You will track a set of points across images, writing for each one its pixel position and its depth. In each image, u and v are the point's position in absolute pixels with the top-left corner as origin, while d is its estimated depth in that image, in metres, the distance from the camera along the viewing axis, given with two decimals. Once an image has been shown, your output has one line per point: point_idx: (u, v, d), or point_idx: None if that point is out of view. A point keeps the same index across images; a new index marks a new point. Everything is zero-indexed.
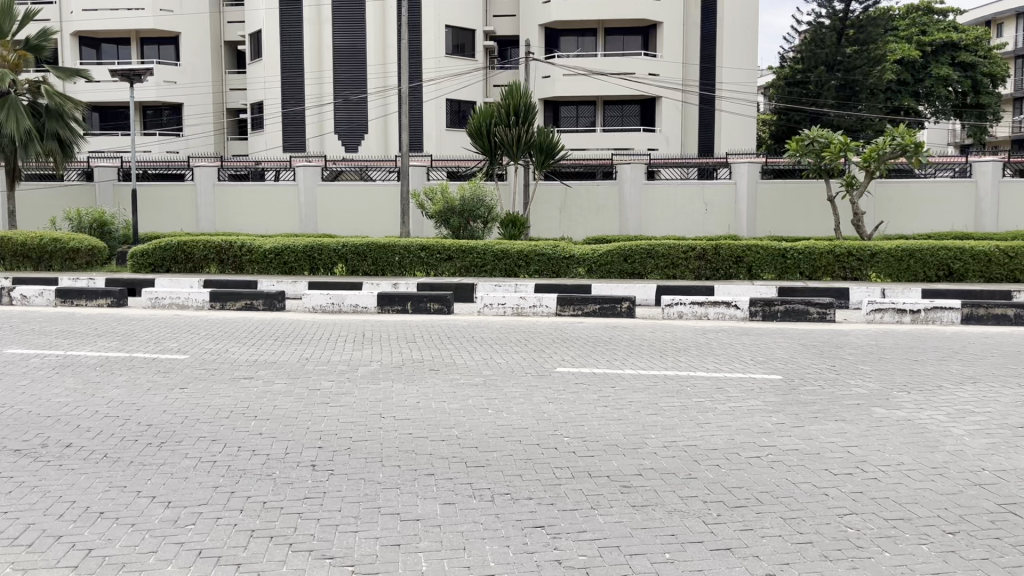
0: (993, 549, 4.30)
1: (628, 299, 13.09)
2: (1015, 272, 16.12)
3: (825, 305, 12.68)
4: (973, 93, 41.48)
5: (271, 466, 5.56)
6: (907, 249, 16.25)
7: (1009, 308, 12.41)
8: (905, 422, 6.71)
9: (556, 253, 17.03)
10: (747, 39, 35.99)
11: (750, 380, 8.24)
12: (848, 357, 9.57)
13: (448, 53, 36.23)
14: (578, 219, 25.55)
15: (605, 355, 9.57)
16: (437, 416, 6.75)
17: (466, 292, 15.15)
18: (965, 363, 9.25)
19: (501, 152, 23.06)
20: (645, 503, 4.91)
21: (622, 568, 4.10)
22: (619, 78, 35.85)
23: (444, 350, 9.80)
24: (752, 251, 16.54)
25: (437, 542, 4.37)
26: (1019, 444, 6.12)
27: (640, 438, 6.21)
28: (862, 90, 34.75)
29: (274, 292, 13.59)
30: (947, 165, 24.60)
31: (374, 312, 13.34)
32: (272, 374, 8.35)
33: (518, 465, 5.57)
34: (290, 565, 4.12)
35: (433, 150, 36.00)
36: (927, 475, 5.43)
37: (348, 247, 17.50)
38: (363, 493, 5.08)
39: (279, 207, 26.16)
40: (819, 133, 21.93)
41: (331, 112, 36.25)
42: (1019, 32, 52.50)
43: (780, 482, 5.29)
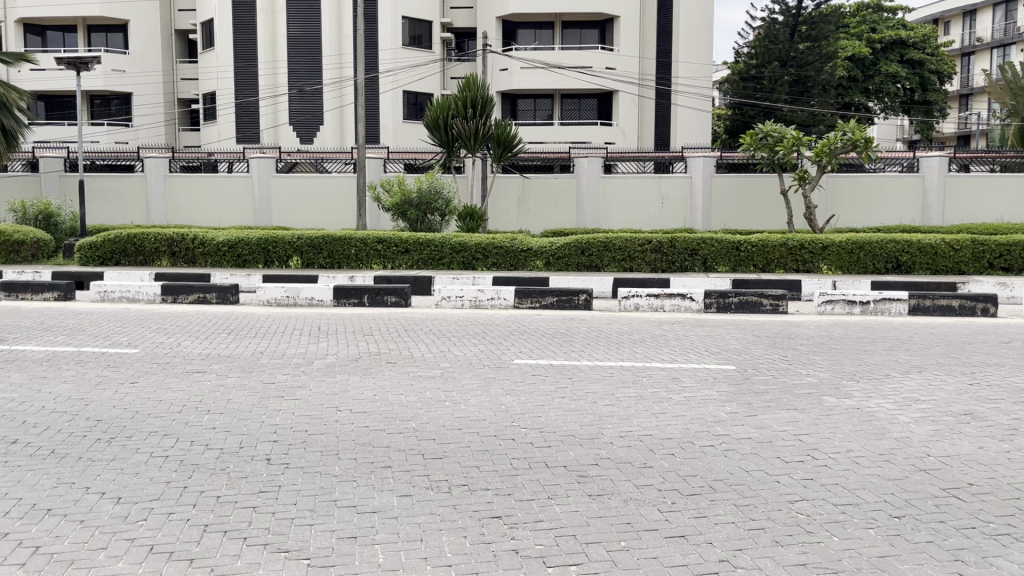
0: (937, 533, 4.43)
1: (585, 292, 13.14)
2: (960, 265, 16.52)
3: (778, 297, 12.92)
4: (921, 90, 42.38)
5: (225, 461, 5.49)
6: (856, 242, 16.59)
7: (954, 299, 12.74)
8: (854, 410, 6.87)
9: (515, 246, 17.02)
10: (703, 34, 36.42)
11: (704, 370, 8.36)
12: (799, 347, 9.77)
13: (405, 45, 36.00)
14: (536, 212, 25.57)
15: (563, 347, 9.60)
16: (394, 409, 6.73)
17: (423, 285, 15.11)
18: (912, 352, 9.46)
19: (458, 145, 22.99)
20: (602, 493, 4.96)
21: (579, 556, 4.13)
22: (576, 71, 35.98)
23: (399, 343, 9.74)
24: (707, 243, 16.77)
25: (393, 535, 4.36)
26: (963, 431, 6.30)
27: (597, 428, 6.26)
28: (814, 85, 35.41)
29: (227, 285, 13.40)
30: (896, 160, 25.21)
31: (330, 305, 13.24)
32: (226, 368, 8.24)
33: (475, 457, 5.58)
34: (245, 559, 4.07)
35: (389, 142, 35.74)
36: (875, 462, 5.57)
37: (303, 239, 17.33)
38: (319, 487, 5.04)
39: (232, 199, 25.79)
40: (772, 127, 22.17)
41: (286, 103, 35.80)
42: (965, 29, 53.82)
43: (733, 470, 5.39)
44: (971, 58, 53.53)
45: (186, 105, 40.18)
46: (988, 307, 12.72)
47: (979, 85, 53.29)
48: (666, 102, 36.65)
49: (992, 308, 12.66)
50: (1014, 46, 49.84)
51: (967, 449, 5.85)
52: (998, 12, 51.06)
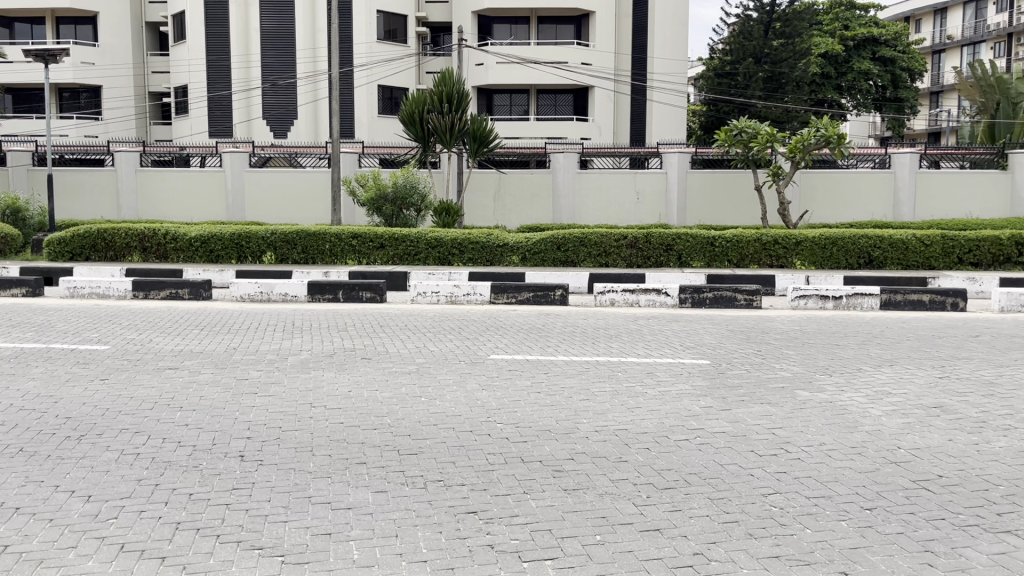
0: (907, 524, 4.48)
1: (561, 287, 13.16)
2: (931, 260, 16.69)
3: (752, 292, 13.01)
4: (892, 87, 42.87)
5: (197, 458, 5.43)
6: (828, 237, 16.77)
7: (925, 293, 12.92)
8: (827, 404, 6.93)
9: (491, 241, 17.00)
10: (678, 30, 36.38)
11: (679, 364, 8.41)
12: (773, 342, 9.85)
13: (380, 39, 35.80)
14: (512, 207, 25.54)
15: (538, 342, 9.59)
16: (370, 405, 6.70)
17: (399, 281, 15.08)
18: (883, 347, 9.57)
19: (434, 139, 22.90)
20: (577, 487, 4.97)
21: (554, 550, 4.14)
22: (551, 66, 35.99)
23: (375, 338, 9.71)
24: (682, 238, 16.85)
25: (369, 531, 4.34)
26: (933, 424, 6.38)
27: (572, 423, 6.27)
28: (788, 82, 35.76)
29: (200, 281, 13.28)
30: (868, 156, 25.46)
31: (304, 302, 13.15)
32: (198, 364, 8.16)
33: (450, 453, 5.56)
34: (217, 557, 4.03)
35: (365, 137, 35.54)
36: (846, 455, 5.63)
37: (277, 235, 17.17)
38: (293, 484, 5.00)
39: (205, 194, 25.52)
40: (746, 123, 22.29)
41: (259, 97, 35.49)
42: (936, 27, 54.51)
43: (707, 463, 5.42)
44: (942, 55, 54.30)
45: (158, 98, 39.72)
46: (958, 301, 12.90)
47: (949, 82, 54.04)
48: (642, 98, 36.76)
49: (961, 303, 12.86)
50: (984, 44, 50.62)
51: (937, 441, 5.92)
52: (969, 10, 51.81)
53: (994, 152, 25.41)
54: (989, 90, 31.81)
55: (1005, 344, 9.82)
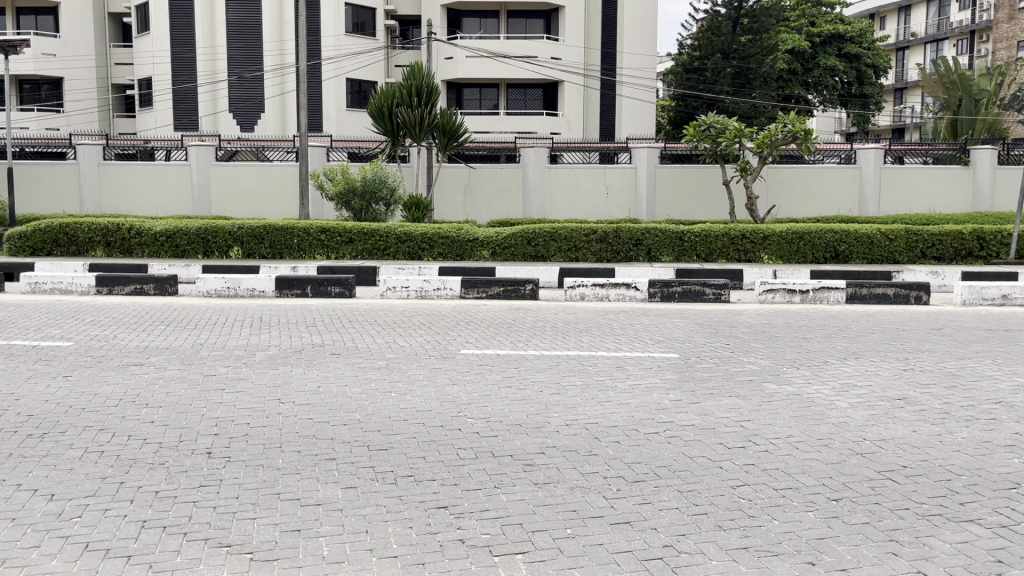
0: (873, 514, 4.55)
1: (531, 282, 13.16)
2: (896, 255, 16.94)
3: (720, 286, 13.11)
4: (857, 83, 43.52)
5: (164, 455, 5.36)
6: (796, 232, 16.96)
7: (889, 287, 13.11)
8: (794, 396, 7.01)
9: (460, 236, 16.97)
10: (647, 25, 36.69)
11: (649, 358, 8.46)
12: (741, 335, 9.94)
13: (348, 32, 35.53)
14: (482, 202, 25.49)
15: (509, 337, 9.58)
16: (339, 401, 6.65)
17: (368, 276, 14.96)
18: (849, 340, 9.70)
19: (403, 133, 22.79)
20: (548, 481, 4.97)
21: (525, 544, 4.14)
22: (521, 60, 35.98)
23: (346, 334, 9.64)
24: (651, 233, 16.97)
25: (338, 527, 4.31)
26: (897, 415, 6.49)
27: (543, 417, 6.28)
28: (755, 77, 36.09)
29: (165, 276, 13.11)
30: (834, 152, 25.78)
31: (272, 296, 13.04)
32: (164, 360, 8.05)
33: (421, 448, 5.54)
34: (185, 555, 3.98)
35: (333, 131, 35.27)
36: (813, 446, 5.70)
37: (244, 229, 17.01)
38: (262, 480, 4.95)
39: (170, 188, 25.15)
40: (715, 119, 22.44)
41: (225, 90, 35.07)
42: (900, 25, 55.31)
43: (676, 456, 5.45)
44: (906, 52, 55.16)
45: (121, 90, 39.10)
46: (921, 295, 13.12)
47: (913, 79, 54.91)
48: (611, 93, 36.95)
49: (924, 296, 13.06)
50: (946, 42, 51.48)
51: (901, 433, 6.02)
52: (932, 8, 52.63)
53: (956, 148, 25.94)
54: (951, 87, 32.31)
55: (966, 336, 10.01)
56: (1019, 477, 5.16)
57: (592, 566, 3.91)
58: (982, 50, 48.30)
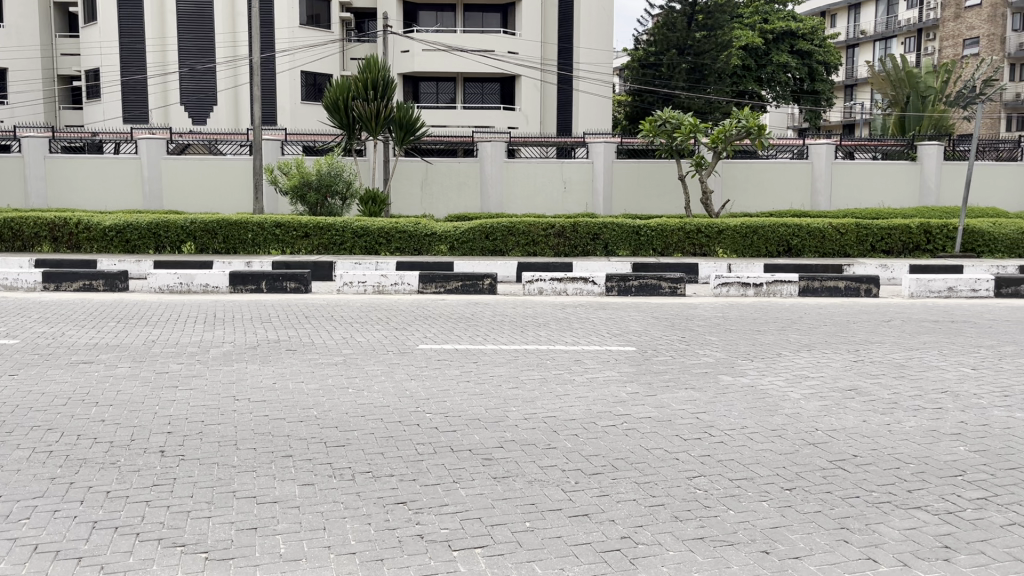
0: (825, 503, 4.64)
1: (490, 276, 13.14)
2: (846, 248, 17.32)
3: (676, 280, 13.25)
4: (809, 80, 44.34)
5: (115, 454, 5.25)
6: (749, 226, 17.21)
7: (841, 280, 13.34)
8: (748, 388, 7.12)
9: (418, 230, 16.86)
10: (603, 21, 36.84)
11: (606, 351, 8.52)
12: (697, 328, 10.06)
13: (303, 24, 35.11)
14: (440, 196, 25.35)
15: (468, 331, 9.59)
16: (295, 397, 6.57)
17: (324, 270, 14.80)
18: (802, 332, 9.88)
19: (359, 127, 22.61)
20: (506, 475, 4.98)
21: (484, 538, 4.15)
22: (477, 54, 35.93)
23: (301, 330, 9.53)
24: (609, 228, 17.06)
25: (295, 525, 4.27)
26: (848, 406, 6.63)
27: (501, 411, 6.29)
28: (710, 73, 36.44)
29: (116, 272, 12.80)
30: (788, 147, 26.27)
31: (226, 293, 12.82)
32: (115, 358, 7.90)
33: (379, 444, 5.50)
34: (137, 555, 3.91)
35: (287, 124, 34.83)
36: (767, 437, 5.79)
37: (196, 224, 16.73)
38: (217, 479, 4.88)
39: (119, 182, 24.58)
40: (670, 114, 22.56)
41: (176, 81, 34.38)
42: (850, 23, 56.34)
43: (633, 449, 5.50)
44: (855, 50, 56.25)
45: (68, 81, 38.16)
46: (871, 287, 13.37)
47: (862, 76, 56.03)
48: (568, 88, 37.08)
49: (874, 289, 13.31)
50: (894, 40, 52.62)
51: (852, 422, 6.15)
52: (880, 7, 53.73)
53: (904, 144, 26.49)
54: (899, 84, 32.97)
55: (914, 328, 10.26)
56: (964, 464, 5.30)
57: (552, 559, 3.93)
58: (928, 49, 49.39)
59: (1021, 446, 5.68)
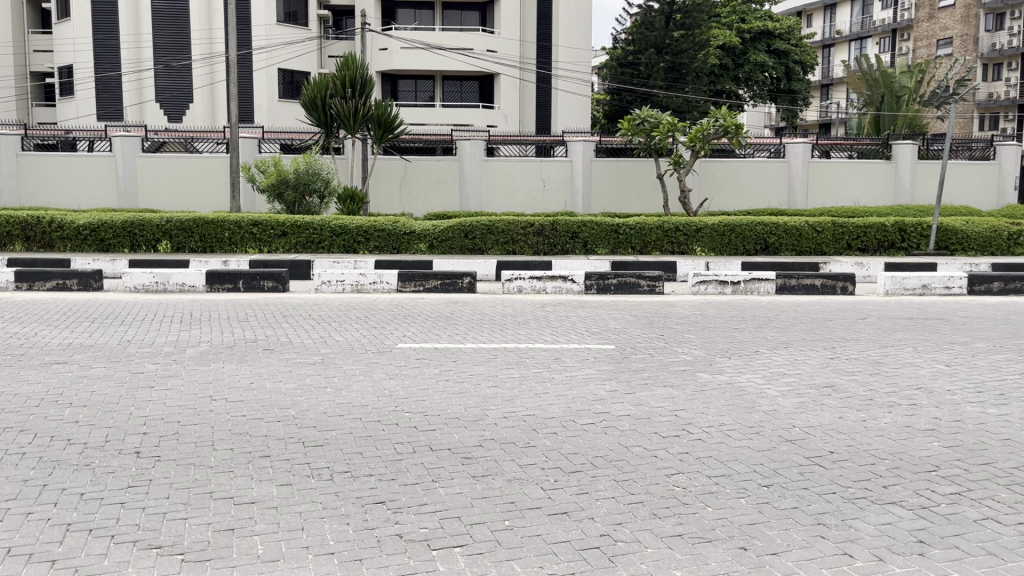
0: (802, 499, 4.68)
1: (469, 275, 13.12)
2: (823, 246, 17.45)
3: (655, 278, 13.32)
4: (786, 79, 44.68)
5: (89, 456, 5.19)
6: (727, 225, 17.30)
7: (817, 278, 13.48)
8: (726, 385, 7.17)
9: (396, 229, 16.80)
10: (582, 19, 36.88)
11: (585, 349, 8.55)
12: (675, 326, 10.09)
13: (279, 21, 34.86)
14: (419, 194, 25.26)
15: (447, 330, 9.57)
16: (273, 397, 6.52)
17: (302, 269, 14.72)
18: (779, 329, 9.96)
19: (337, 125, 22.50)
20: (485, 474, 4.98)
21: (463, 537, 4.14)
22: (456, 53, 35.86)
23: (279, 329, 9.46)
24: (588, 226, 17.09)
25: (273, 525, 4.24)
26: (824, 402, 6.69)
27: (481, 410, 6.28)
28: (688, 73, 36.58)
29: (90, 271, 12.67)
30: (764, 145, 26.24)
31: (202, 292, 12.71)
32: (89, 358, 7.80)
33: (357, 443, 5.48)
34: (112, 558, 3.87)
35: (264, 122, 34.58)
36: (745, 434, 5.83)
37: (173, 222, 16.59)
38: (194, 480, 4.83)
39: (93, 180, 24.29)
40: (648, 113, 22.63)
41: (151, 78, 34.03)
42: (826, 23, 56.83)
43: (613, 446, 5.52)
44: (831, 50, 56.70)
45: (41, 79, 37.65)
46: (847, 285, 13.53)
47: (838, 76, 56.49)
48: (546, 87, 37.15)
49: (850, 287, 13.47)
50: (869, 40, 53.10)
51: (828, 419, 6.20)
52: (856, 7, 54.19)
53: (879, 143, 26.65)
54: (874, 84, 33.29)
55: (889, 325, 10.38)
56: (938, 460, 5.37)
57: (531, 557, 3.93)
58: (902, 49, 49.91)
59: (993, 441, 5.76)
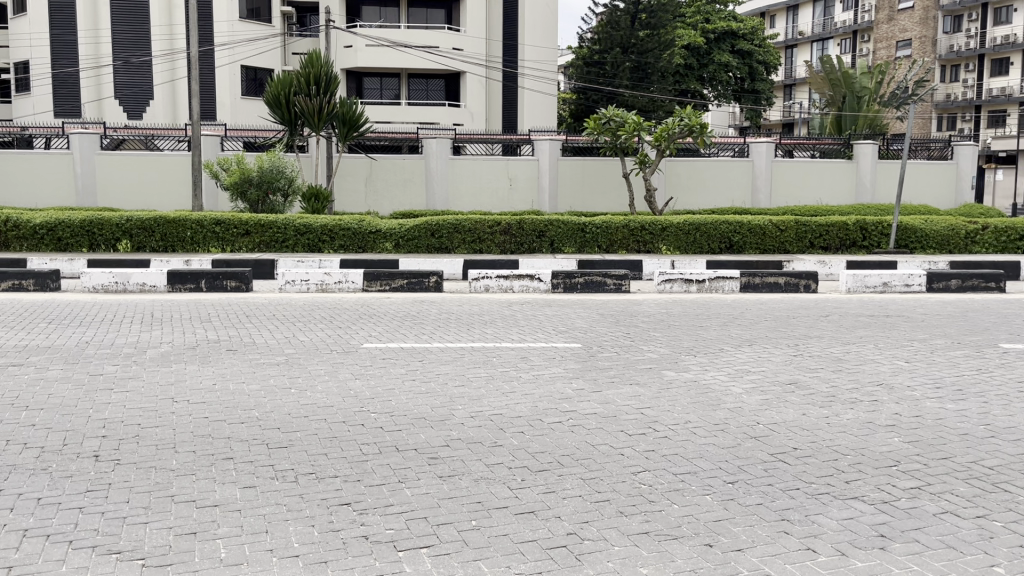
0: (766, 495, 4.72)
1: (435, 275, 13.08)
2: (786, 245, 17.67)
3: (621, 277, 13.35)
4: (749, 79, 45.21)
5: (46, 460, 5.08)
6: (692, 224, 17.43)
7: (781, 277, 13.65)
8: (692, 383, 7.22)
9: (361, 227, 16.67)
10: (547, 19, 37.32)
11: (553, 348, 8.56)
12: (641, 325, 10.15)
13: (242, 18, 34.43)
14: (385, 193, 25.06)
15: (413, 330, 9.50)
16: (235, 399, 6.43)
17: (266, 269, 14.56)
18: (743, 327, 10.05)
19: (301, 123, 22.30)
20: (452, 474, 4.95)
21: (430, 538, 4.11)
22: (422, 51, 35.67)
23: (242, 330, 9.35)
24: (554, 225, 17.07)
25: (237, 528, 4.18)
26: (788, 399, 6.76)
27: (447, 410, 6.25)
28: (653, 72, 36.83)
29: (47, 271, 12.40)
30: (729, 145, 26.46)
31: (164, 292, 12.53)
32: (46, 360, 7.63)
33: (323, 444, 5.43)
34: (71, 564, 3.78)
35: (227, 119, 34.14)
36: (710, 432, 5.86)
37: (132, 221, 16.32)
38: (155, 483, 4.75)
39: (51, 178, 23.78)
40: (615, 112, 22.73)
41: (110, 75, 33.41)
42: (789, 24, 57.55)
43: (579, 445, 5.52)
44: (794, 50, 57.44)
45: None
46: (810, 283, 13.69)
47: (801, 76, 57.21)
48: (513, 85, 37.24)
49: (813, 285, 13.66)
50: (831, 41, 53.83)
51: (792, 416, 6.27)
52: (818, 8, 54.92)
53: (840, 143, 27.15)
54: (836, 84, 33.73)
55: (851, 322, 10.52)
56: (898, 455, 5.46)
57: (497, 557, 3.92)
58: (863, 50, 50.75)
59: (951, 435, 5.87)
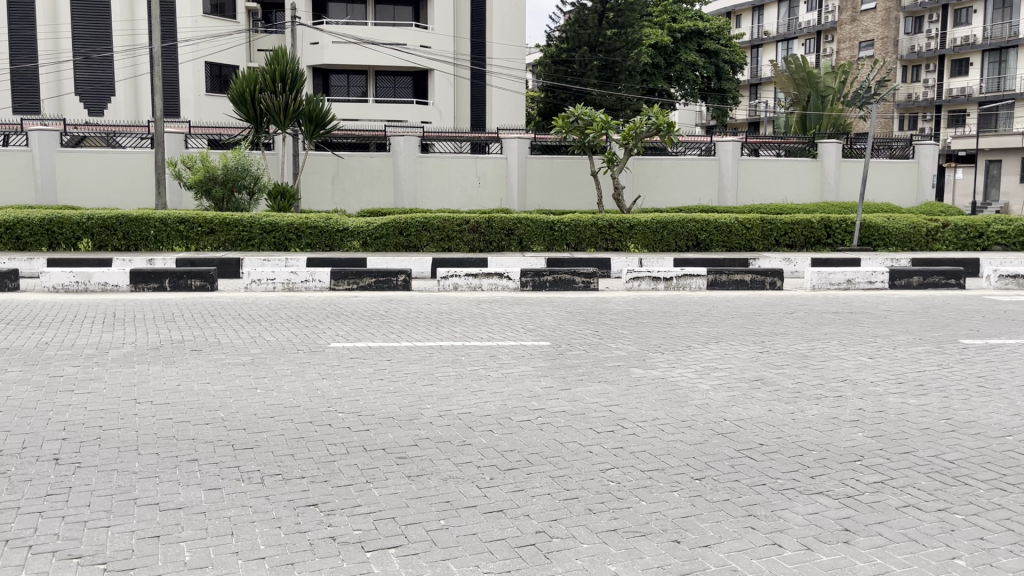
0: (732, 491, 4.75)
1: (404, 273, 13.02)
2: (752, 241, 17.85)
3: (589, 275, 13.39)
4: (716, 79, 45.53)
5: (3, 463, 4.97)
6: (660, 221, 17.57)
7: (747, 274, 13.77)
8: (659, 380, 7.26)
9: (329, 225, 16.54)
10: (516, 18, 37.42)
11: (521, 346, 8.55)
12: (609, 322, 10.19)
13: (206, 14, 33.98)
14: (352, 191, 24.91)
15: (382, 329, 9.41)
16: (199, 399, 6.34)
17: (231, 267, 14.42)
18: (710, 324, 10.12)
19: (267, 120, 22.05)
20: (420, 473, 4.92)
21: (397, 538, 4.09)
22: (389, 48, 35.47)
23: (207, 329, 9.23)
24: (522, 224, 17.10)
25: (201, 530, 4.12)
26: (755, 396, 6.82)
27: (415, 409, 6.22)
28: (621, 71, 37.06)
29: (4, 270, 12.13)
30: (695, 143, 26.56)
31: (127, 291, 12.32)
32: (4, 362, 7.45)
33: (289, 445, 5.37)
34: (29, 569, 3.71)
35: (192, 116, 33.68)
36: (678, 428, 5.90)
37: (93, 219, 16.09)
38: (117, 486, 4.67)
39: (9, 176, 23.28)
40: (583, 110, 22.78)
41: (70, 70, 32.81)
42: (754, 23, 58.06)
43: (548, 443, 5.52)
44: (759, 50, 58.00)
45: None
46: (776, 281, 13.83)
47: (766, 75, 57.81)
48: (481, 83, 37.42)
49: (778, 282, 13.78)
50: (796, 41, 54.50)
51: (758, 412, 6.33)
52: (782, 9, 55.54)
53: (805, 142, 27.44)
54: (801, 83, 34.12)
55: (816, 319, 10.63)
56: (862, 449, 5.53)
57: (466, 556, 3.91)
58: (827, 49, 51.41)
59: (914, 430, 5.96)
